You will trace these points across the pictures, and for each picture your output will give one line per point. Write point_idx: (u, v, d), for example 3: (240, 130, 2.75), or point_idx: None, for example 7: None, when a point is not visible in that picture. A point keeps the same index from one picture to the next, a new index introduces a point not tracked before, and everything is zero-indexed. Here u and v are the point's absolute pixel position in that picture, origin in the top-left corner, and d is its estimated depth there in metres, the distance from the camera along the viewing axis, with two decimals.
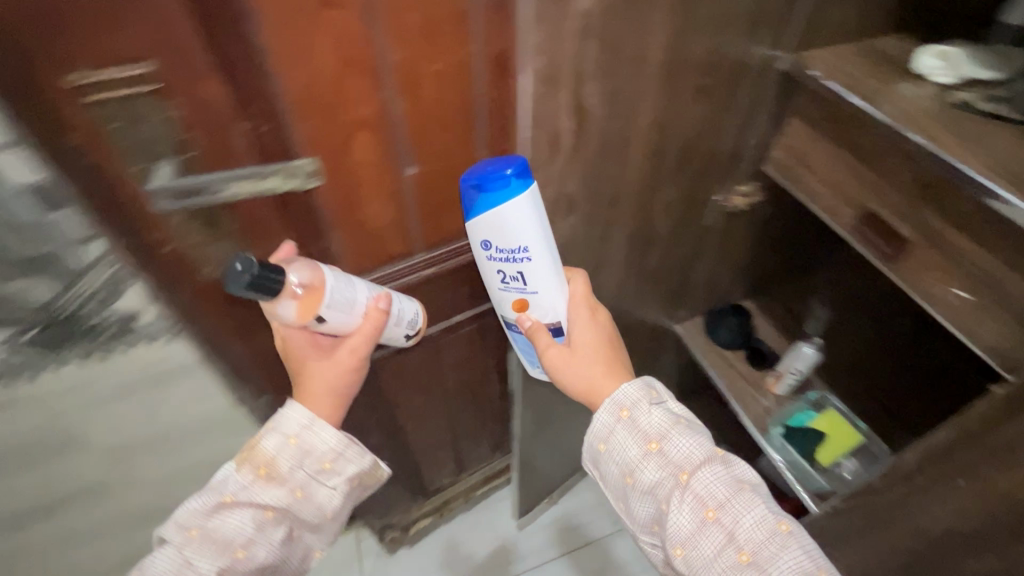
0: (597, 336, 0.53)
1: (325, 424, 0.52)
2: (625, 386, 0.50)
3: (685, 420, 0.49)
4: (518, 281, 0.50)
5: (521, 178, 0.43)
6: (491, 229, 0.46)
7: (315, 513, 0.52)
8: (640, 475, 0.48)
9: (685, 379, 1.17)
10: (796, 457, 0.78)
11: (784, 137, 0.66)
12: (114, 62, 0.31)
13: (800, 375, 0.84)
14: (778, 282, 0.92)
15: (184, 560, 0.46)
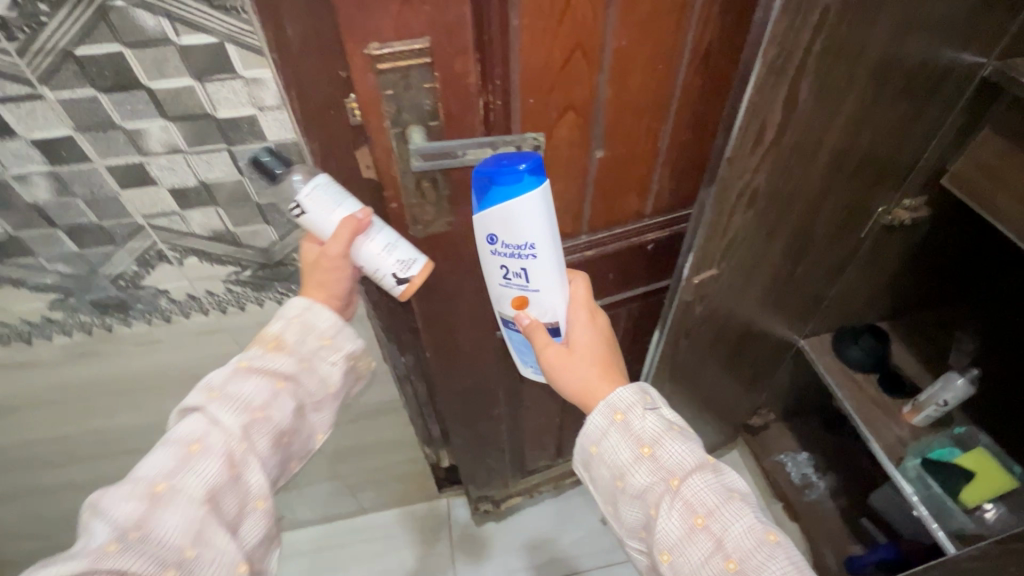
0: (598, 340, 0.51)
1: (321, 307, 0.49)
2: (620, 390, 0.46)
3: (679, 426, 0.44)
4: (520, 278, 0.48)
5: (535, 175, 0.41)
6: (498, 224, 0.44)
7: (321, 386, 0.49)
8: (629, 479, 0.43)
9: (796, 399, 1.12)
10: (935, 491, 0.73)
11: (970, 151, 0.62)
12: (406, 36, 0.35)
13: (945, 408, 0.78)
14: (920, 308, 0.87)
15: (207, 419, 0.43)
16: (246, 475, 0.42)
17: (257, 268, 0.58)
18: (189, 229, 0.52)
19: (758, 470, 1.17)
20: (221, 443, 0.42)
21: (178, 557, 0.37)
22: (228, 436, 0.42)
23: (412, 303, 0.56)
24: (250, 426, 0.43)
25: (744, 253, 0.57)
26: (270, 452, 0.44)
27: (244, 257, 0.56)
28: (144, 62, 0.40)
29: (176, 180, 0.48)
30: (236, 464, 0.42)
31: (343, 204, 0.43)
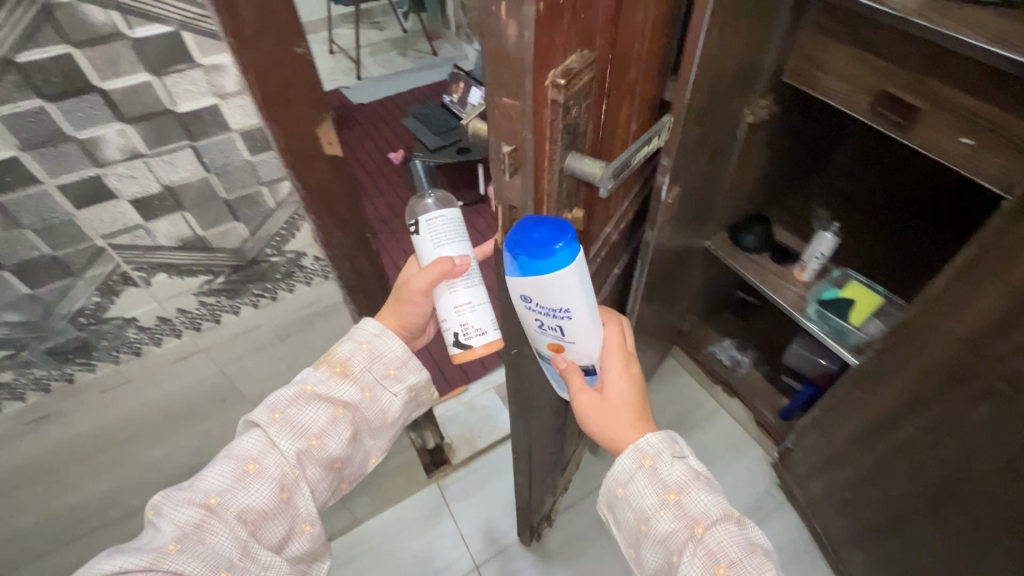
0: (630, 385, 0.61)
1: (391, 334, 0.71)
2: (649, 437, 0.58)
3: (702, 476, 0.56)
4: (555, 330, 0.56)
5: (569, 249, 0.49)
6: (535, 291, 0.51)
7: (380, 413, 0.70)
8: (657, 523, 0.55)
9: (709, 296, 1.31)
10: (833, 322, 0.92)
11: (797, 48, 0.79)
12: (565, 54, 0.42)
13: (822, 259, 0.98)
14: (783, 195, 1.09)
15: (266, 439, 0.60)
16: (295, 497, 0.60)
17: (230, 272, 0.72)
18: (155, 241, 0.64)
19: (696, 364, 1.35)
20: (276, 465, 0.59)
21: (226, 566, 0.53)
22: (280, 458, 0.60)
23: (360, 259, 0.67)
24: (303, 453, 0.61)
25: (682, 161, 0.71)
26: (317, 477, 0.63)
27: (219, 262, 0.70)
28: (95, 60, 0.51)
29: (139, 187, 0.60)
30: (285, 488, 0.59)
31: (444, 248, 0.66)
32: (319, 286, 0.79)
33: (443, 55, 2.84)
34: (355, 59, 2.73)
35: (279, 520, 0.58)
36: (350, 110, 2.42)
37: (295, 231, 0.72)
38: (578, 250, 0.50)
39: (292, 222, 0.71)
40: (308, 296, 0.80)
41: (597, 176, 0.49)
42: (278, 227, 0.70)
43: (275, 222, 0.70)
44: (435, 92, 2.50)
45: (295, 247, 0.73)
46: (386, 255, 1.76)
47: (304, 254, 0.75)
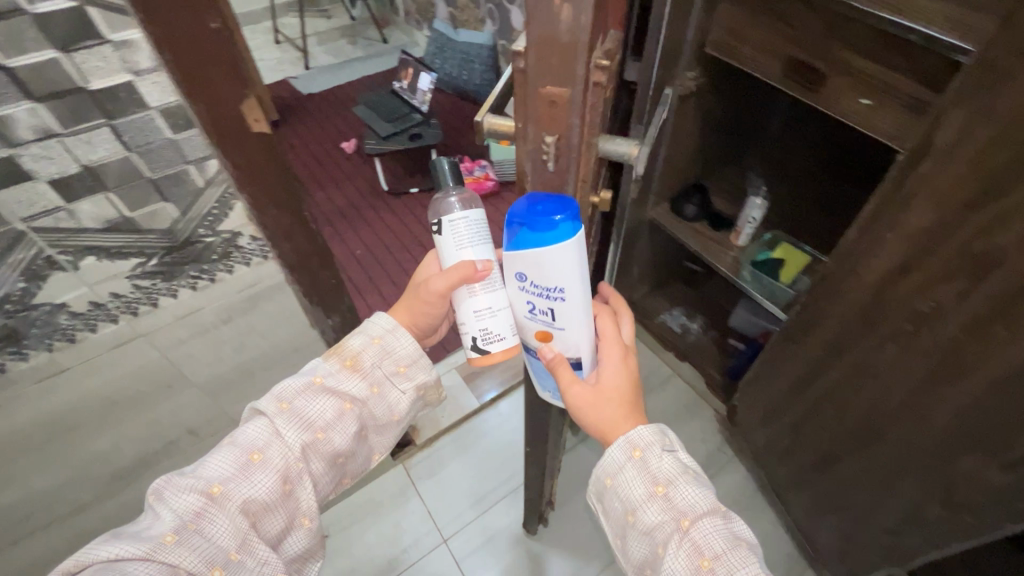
0: (624, 381, 0.62)
1: (404, 331, 0.73)
2: (641, 429, 0.60)
3: (691, 472, 0.59)
4: (547, 314, 0.58)
5: (569, 224, 0.51)
6: (529, 266, 0.55)
7: (388, 410, 0.73)
8: (644, 514, 0.58)
9: (659, 268, 1.36)
10: (766, 281, 0.98)
11: (716, 20, 0.83)
12: (604, 39, 0.42)
13: (756, 223, 1.03)
14: (720, 165, 1.14)
15: (272, 429, 0.64)
16: (295, 490, 0.63)
17: (165, 252, 0.77)
18: (80, 223, 0.70)
19: (650, 334, 1.40)
20: (279, 456, 0.63)
21: (223, 557, 0.56)
22: (286, 451, 0.63)
23: (299, 237, 0.68)
24: (307, 446, 0.65)
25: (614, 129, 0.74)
26: (322, 470, 0.67)
27: (151, 244, 0.76)
28: None
29: (56, 169, 0.65)
30: (286, 481, 0.63)
31: (470, 251, 0.61)
32: (259, 266, 0.84)
33: (393, 42, 2.81)
34: (301, 49, 2.67)
35: (279, 511, 0.62)
36: (298, 100, 2.37)
37: (229, 211, 0.76)
38: (579, 227, 0.52)
39: (222, 201, 0.75)
40: (249, 276, 0.84)
41: (629, 154, 0.51)
42: (208, 207, 0.75)
43: (206, 203, 0.75)
44: (385, 80, 2.48)
45: (229, 227, 0.78)
46: (342, 244, 1.75)
47: (240, 234, 0.79)
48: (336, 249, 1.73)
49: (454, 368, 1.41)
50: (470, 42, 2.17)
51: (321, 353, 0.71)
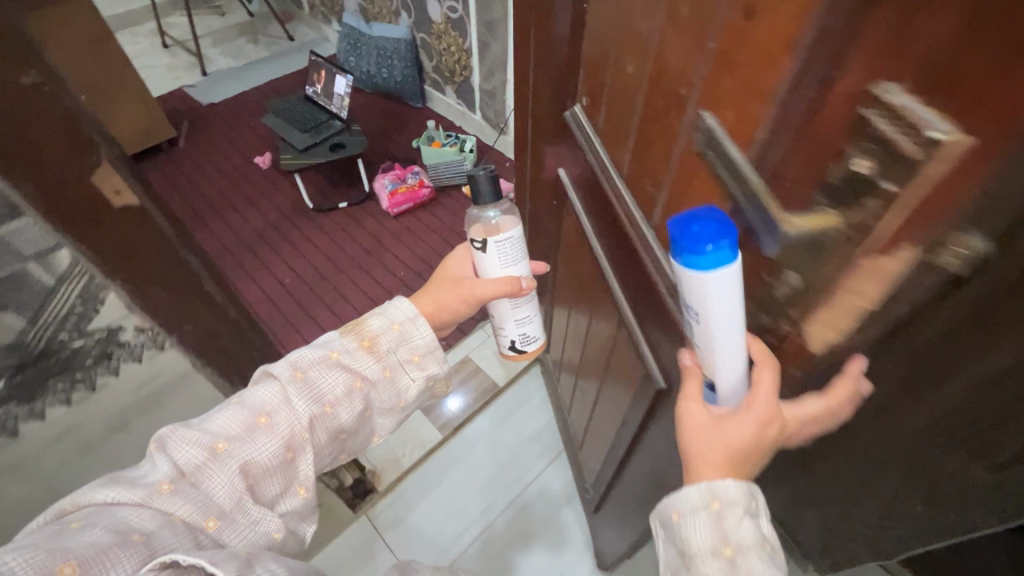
0: (752, 434, 0.44)
1: (422, 321, 0.77)
2: (732, 486, 0.45)
3: (772, 546, 0.45)
4: (688, 327, 0.45)
5: (723, 250, 0.37)
6: (675, 279, 0.41)
7: (395, 394, 0.76)
8: (699, 563, 0.46)
9: None
10: None
11: None
12: None
13: None
14: None
15: (283, 395, 0.68)
16: (295, 459, 0.67)
17: (26, 367, 0.63)
18: None
19: None
20: (286, 424, 0.66)
21: (216, 511, 0.60)
22: (292, 419, 0.67)
23: None
24: (315, 418, 0.69)
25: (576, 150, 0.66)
26: (325, 441, 0.71)
27: (7, 363, 0.61)
28: None
29: None
30: (289, 450, 0.66)
31: (508, 267, 0.81)
32: (156, 359, 0.74)
33: (299, 39, 2.58)
34: (195, 52, 2.39)
35: (276, 476, 0.66)
36: (197, 111, 2.11)
37: (102, 304, 0.64)
38: (738, 253, 0.37)
39: (94, 293, 0.62)
40: (146, 371, 0.74)
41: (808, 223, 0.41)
42: (76, 300, 0.62)
43: (68, 297, 0.61)
44: (296, 83, 2.27)
45: (108, 321, 0.66)
46: (269, 274, 1.58)
47: (124, 326, 0.67)
48: (263, 280, 1.56)
49: None
50: (384, 36, 2.01)
51: (341, 330, 0.75)
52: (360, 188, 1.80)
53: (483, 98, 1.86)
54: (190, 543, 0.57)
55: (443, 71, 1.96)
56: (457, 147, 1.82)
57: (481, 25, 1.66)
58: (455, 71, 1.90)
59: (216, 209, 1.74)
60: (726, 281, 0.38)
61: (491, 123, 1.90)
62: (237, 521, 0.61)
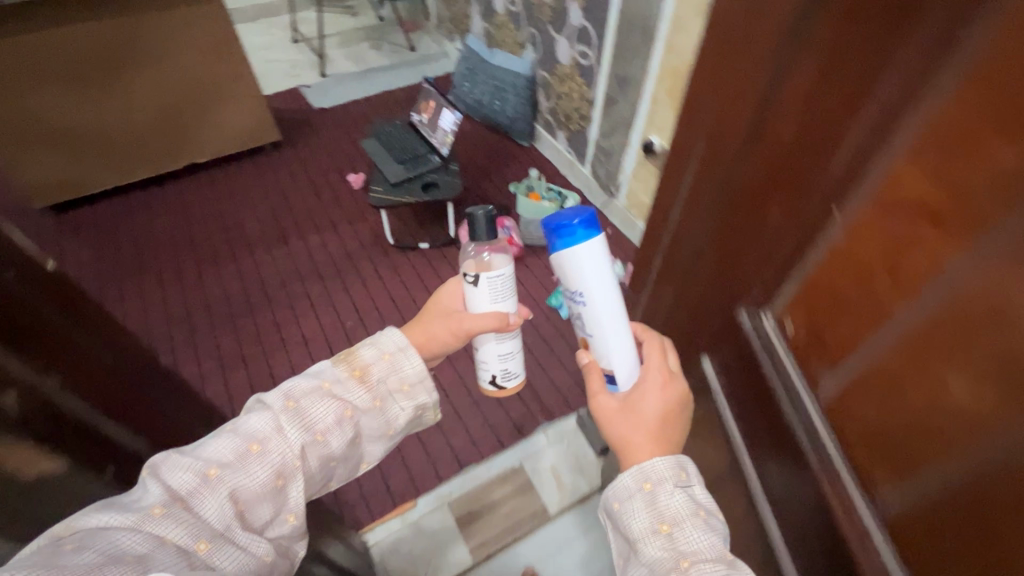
0: (654, 409, 0.61)
1: (410, 353, 0.78)
2: (657, 464, 0.57)
3: (702, 513, 0.56)
4: (580, 321, 0.66)
5: (587, 228, 0.61)
6: (563, 268, 0.63)
7: (381, 422, 0.76)
8: (645, 547, 0.55)
9: None
10: None
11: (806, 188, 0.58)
12: None
13: None
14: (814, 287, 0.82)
15: (275, 425, 0.68)
16: (286, 485, 0.67)
17: None
18: None
19: None
20: (278, 452, 0.67)
21: (207, 535, 0.59)
22: (284, 445, 0.68)
23: None
24: (307, 446, 0.69)
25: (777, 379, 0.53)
26: (314, 470, 0.70)
27: None
28: None
29: None
30: (280, 477, 0.66)
31: (501, 301, 0.79)
32: None
33: (421, 50, 2.51)
34: (319, 52, 2.40)
35: (269, 503, 0.65)
36: (308, 116, 2.09)
37: None
38: (598, 229, 0.62)
39: None
40: None
41: None
42: None
43: None
44: (406, 99, 2.19)
45: None
46: (333, 311, 1.47)
47: None
48: (324, 316, 1.46)
49: (446, 503, 1.14)
50: (505, 67, 1.87)
51: (335, 359, 0.77)
52: (446, 231, 1.66)
53: (597, 154, 1.65)
54: (182, 565, 0.55)
55: (559, 114, 1.77)
56: (555, 202, 1.64)
57: (611, 78, 1.46)
58: (572, 118, 1.71)
59: (297, 225, 1.68)
60: (595, 250, 0.61)
61: (599, 182, 1.69)
62: (231, 542, 0.60)
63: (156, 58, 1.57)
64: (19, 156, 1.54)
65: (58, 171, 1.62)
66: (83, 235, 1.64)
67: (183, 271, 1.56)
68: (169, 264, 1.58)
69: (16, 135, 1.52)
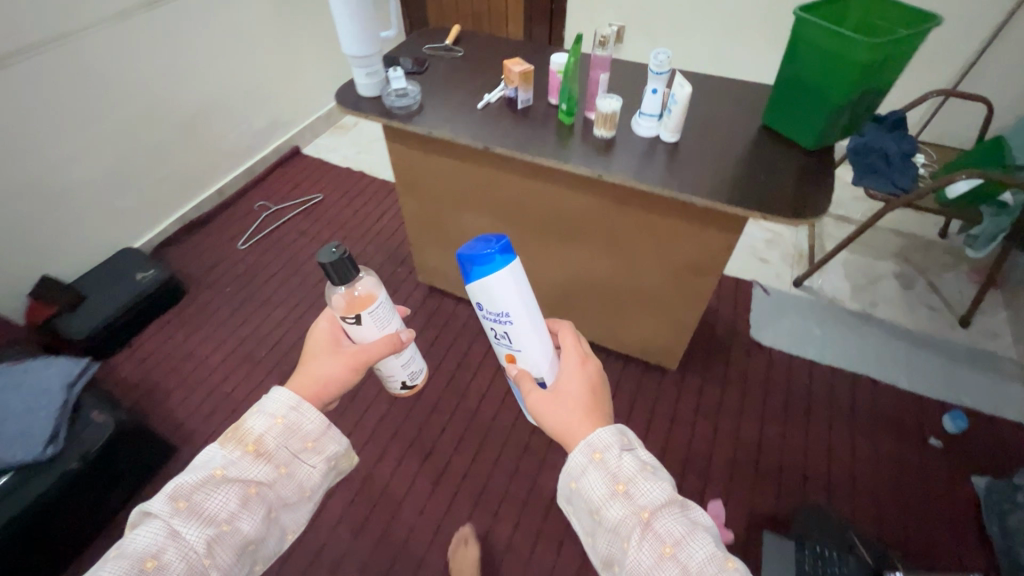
0: (583, 382, 0.68)
1: (309, 406, 0.64)
2: (600, 432, 0.60)
3: (649, 466, 0.58)
4: (506, 339, 0.72)
5: (503, 254, 0.67)
6: (483, 295, 0.69)
7: (302, 486, 0.62)
8: (606, 513, 0.56)
9: None
10: None
11: None
12: None
13: None
14: None
15: (167, 533, 0.53)
16: None
17: None
18: None
19: None
20: (179, 560, 0.52)
21: None
22: (178, 553, 0.52)
23: None
24: (216, 541, 0.54)
25: None
26: (233, 563, 0.56)
27: None
28: None
29: None
30: None
31: (390, 325, 0.75)
32: None
33: (974, 337, 1.49)
34: (813, 250, 1.66)
35: None
36: (728, 346, 1.46)
37: None
38: (513, 254, 0.68)
39: None
40: None
41: None
42: None
43: None
44: (888, 424, 1.30)
45: None
46: None
47: None
48: None
49: None
50: None
51: (219, 437, 0.59)
52: None
53: None
54: None
55: None
56: None
57: None
58: None
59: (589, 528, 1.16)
60: (515, 271, 0.67)
61: None
62: None
63: (600, 248, 1.13)
64: (423, 243, 1.41)
65: (446, 269, 1.46)
66: (423, 337, 1.49)
67: (444, 474, 1.23)
68: (446, 445, 1.28)
69: (432, 231, 1.36)
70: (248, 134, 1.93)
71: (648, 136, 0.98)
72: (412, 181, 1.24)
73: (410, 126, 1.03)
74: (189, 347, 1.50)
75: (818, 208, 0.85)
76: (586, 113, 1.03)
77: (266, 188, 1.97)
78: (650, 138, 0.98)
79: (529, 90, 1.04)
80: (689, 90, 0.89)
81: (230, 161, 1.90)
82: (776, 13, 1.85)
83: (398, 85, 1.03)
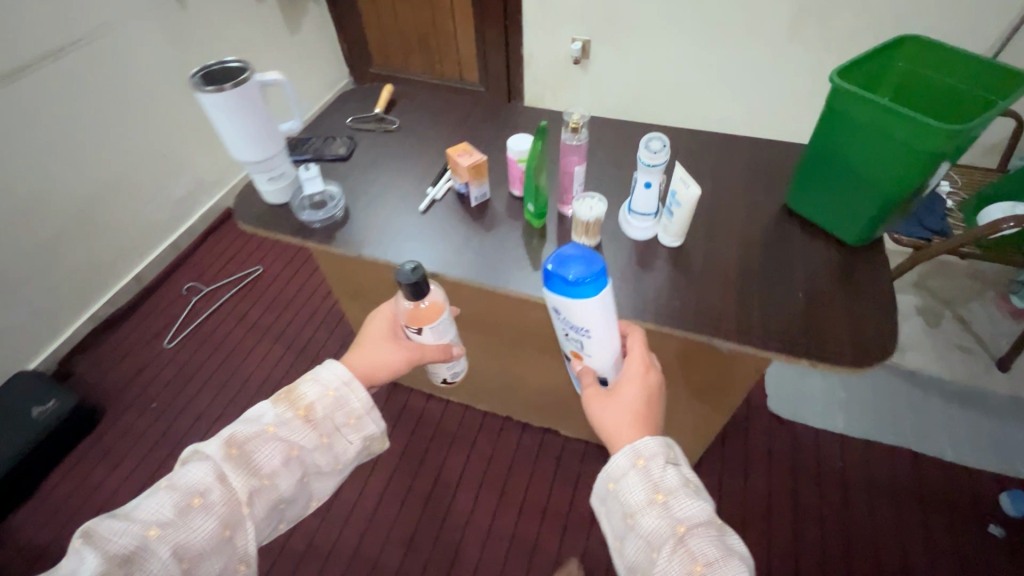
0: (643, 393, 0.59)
1: (360, 386, 0.63)
2: (647, 440, 0.54)
3: (693, 484, 0.53)
4: (576, 342, 0.62)
5: (598, 281, 0.55)
6: (564, 305, 0.58)
7: (336, 457, 0.62)
8: (640, 519, 0.51)
9: None
10: None
11: None
12: None
13: None
14: None
15: (216, 474, 0.55)
16: (234, 538, 0.55)
17: None
18: None
19: None
20: (224, 502, 0.54)
21: None
22: (222, 496, 0.55)
23: None
24: (255, 492, 0.56)
25: None
26: (266, 515, 0.58)
27: None
28: None
29: None
30: (226, 530, 0.54)
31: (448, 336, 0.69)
32: None
33: (1017, 384, 1.31)
34: None
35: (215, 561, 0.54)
36: (745, 426, 1.26)
37: None
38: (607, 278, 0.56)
39: None
40: None
41: None
42: None
43: None
44: (938, 513, 1.13)
45: None
46: None
47: None
48: None
49: None
50: None
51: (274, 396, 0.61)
52: None
53: None
54: None
55: None
56: None
57: None
58: None
59: None
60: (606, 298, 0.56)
61: None
62: None
63: None
64: None
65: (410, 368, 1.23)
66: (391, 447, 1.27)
67: None
68: None
69: None
70: (166, 208, 1.65)
71: (643, 239, 0.76)
72: (352, 288, 1.00)
73: (332, 249, 0.78)
74: (107, 493, 1.25)
75: (882, 345, 0.63)
76: (560, 207, 0.80)
77: (196, 265, 1.70)
78: (646, 240, 0.76)
79: (484, 183, 0.80)
80: (696, 191, 0.66)
81: (148, 241, 1.63)
82: (762, 19, 1.63)
83: (313, 191, 0.80)
